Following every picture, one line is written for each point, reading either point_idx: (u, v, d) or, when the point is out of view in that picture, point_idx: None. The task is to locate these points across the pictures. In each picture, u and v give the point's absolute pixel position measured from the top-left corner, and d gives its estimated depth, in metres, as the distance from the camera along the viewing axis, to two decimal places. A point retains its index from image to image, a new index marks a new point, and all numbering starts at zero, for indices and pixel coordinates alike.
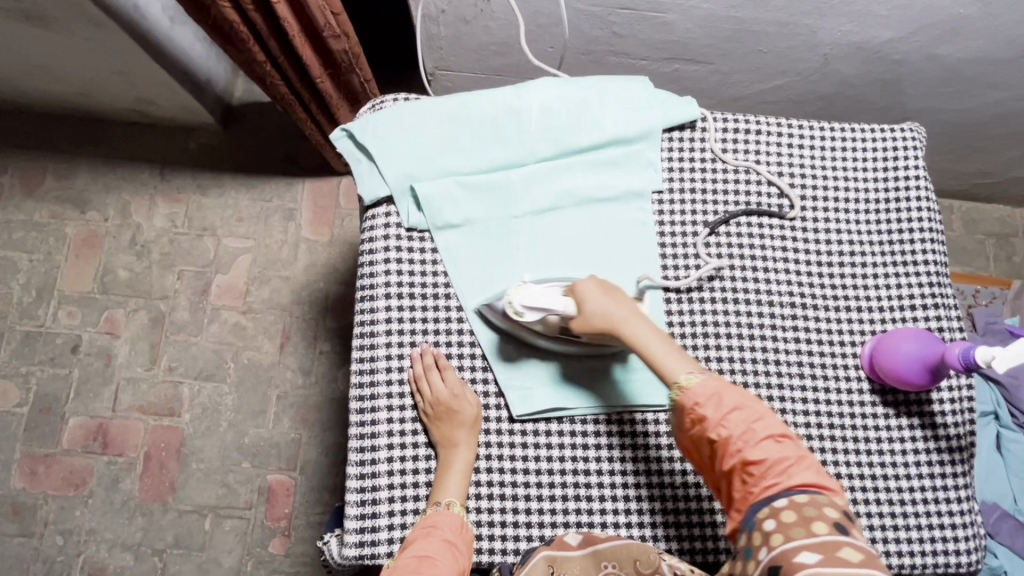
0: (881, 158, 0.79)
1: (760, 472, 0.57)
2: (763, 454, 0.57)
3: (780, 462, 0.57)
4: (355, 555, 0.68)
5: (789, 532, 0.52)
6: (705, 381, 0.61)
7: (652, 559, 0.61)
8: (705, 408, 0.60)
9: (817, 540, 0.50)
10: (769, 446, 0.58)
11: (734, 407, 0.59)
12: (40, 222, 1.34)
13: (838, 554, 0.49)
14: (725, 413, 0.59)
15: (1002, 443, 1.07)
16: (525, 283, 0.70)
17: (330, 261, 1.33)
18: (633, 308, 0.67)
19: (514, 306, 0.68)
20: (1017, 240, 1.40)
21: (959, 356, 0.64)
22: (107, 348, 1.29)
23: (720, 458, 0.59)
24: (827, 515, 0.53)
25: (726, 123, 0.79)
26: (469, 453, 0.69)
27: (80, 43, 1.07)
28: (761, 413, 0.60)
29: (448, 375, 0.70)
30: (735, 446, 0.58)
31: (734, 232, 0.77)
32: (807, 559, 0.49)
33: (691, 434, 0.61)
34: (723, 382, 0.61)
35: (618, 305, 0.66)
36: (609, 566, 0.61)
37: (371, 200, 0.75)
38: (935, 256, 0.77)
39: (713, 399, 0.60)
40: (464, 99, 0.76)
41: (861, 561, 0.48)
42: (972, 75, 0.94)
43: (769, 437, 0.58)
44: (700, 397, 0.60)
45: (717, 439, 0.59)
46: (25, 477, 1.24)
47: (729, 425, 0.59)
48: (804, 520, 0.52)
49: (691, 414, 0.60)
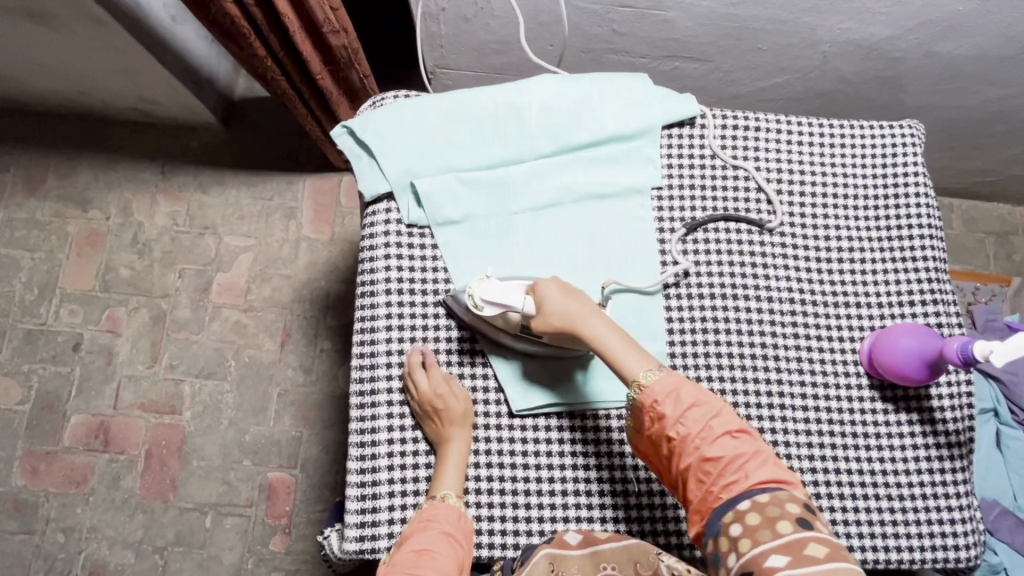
0: (880, 156, 0.80)
1: (718, 470, 0.58)
2: (722, 452, 0.58)
3: (737, 458, 0.58)
4: (355, 549, 0.69)
5: (756, 535, 0.52)
6: (663, 378, 0.62)
7: (652, 560, 0.60)
8: (665, 405, 0.60)
9: (783, 540, 0.51)
10: (727, 443, 0.59)
11: (691, 404, 0.60)
12: (42, 221, 1.34)
13: (805, 551, 0.50)
14: (683, 410, 0.60)
15: (1002, 440, 1.08)
16: (490, 278, 0.70)
17: (330, 259, 1.33)
18: (592, 306, 0.67)
19: (475, 300, 0.69)
20: (1017, 238, 1.40)
21: (957, 350, 0.64)
22: (109, 345, 1.29)
23: (678, 457, 0.60)
24: (788, 511, 0.53)
25: (726, 120, 0.80)
26: (463, 448, 0.69)
27: (81, 41, 1.08)
28: (717, 409, 0.60)
29: (433, 372, 0.70)
30: (693, 444, 0.59)
31: (733, 229, 0.77)
32: (777, 562, 0.50)
33: (650, 433, 0.62)
34: (680, 378, 0.62)
35: (576, 304, 0.66)
36: (609, 567, 0.60)
37: (372, 196, 0.75)
38: (934, 253, 0.77)
39: (671, 395, 0.61)
40: (463, 95, 0.77)
41: (827, 555, 0.50)
42: (972, 73, 0.94)
43: (727, 433, 0.59)
44: (659, 395, 0.61)
45: (675, 436, 0.60)
46: (26, 475, 1.24)
47: (686, 423, 0.59)
48: (768, 521, 0.53)
49: (651, 412, 0.61)
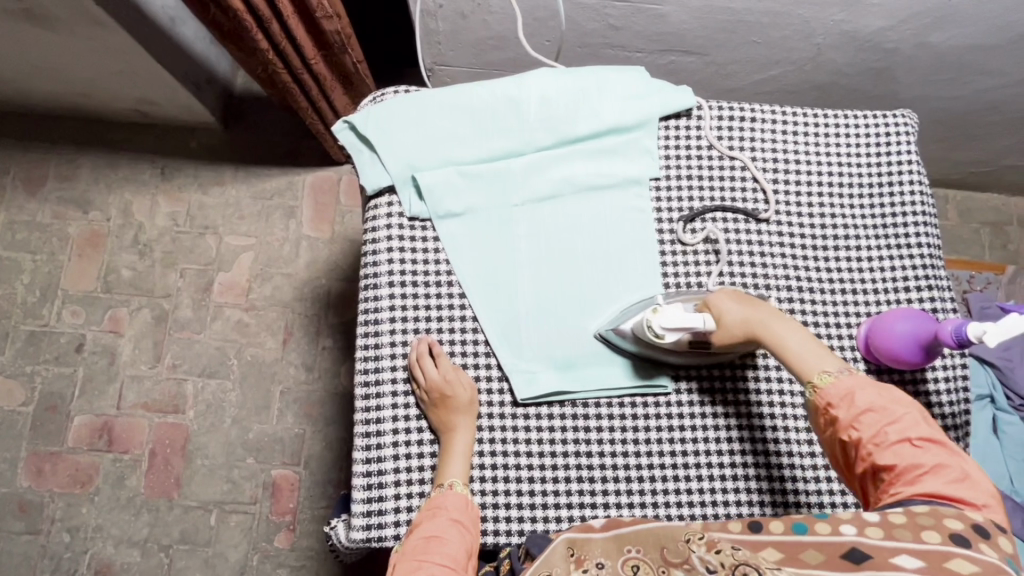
0: (876, 144, 0.81)
1: (891, 477, 0.57)
2: (895, 460, 0.57)
3: (912, 468, 0.56)
4: (362, 538, 0.69)
5: (893, 531, 0.51)
6: (841, 380, 0.61)
7: (681, 548, 0.55)
8: (839, 409, 0.60)
9: (924, 547, 0.49)
10: (903, 451, 0.57)
11: (866, 408, 0.59)
12: (43, 222, 1.35)
13: (945, 563, 0.48)
14: (857, 414, 0.59)
15: (998, 426, 1.09)
16: (660, 305, 0.69)
17: (331, 257, 1.34)
18: (770, 314, 0.67)
19: (655, 331, 0.68)
20: (1012, 228, 1.41)
21: (952, 333, 0.65)
22: (111, 346, 1.30)
23: (853, 460, 0.60)
24: (947, 526, 0.51)
25: (722, 112, 0.81)
26: (468, 436, 0.70)
27: (81, 42, 1.08)
28: (900, 416, 0.58)
29: (441, 362, 0.71)
30: (865, 449, 0.58)
31: (732, 219, 0.78)
32: (905, 562, 0.48)
33: (825, 434, 0.62)
34: (861, 381, 0.60)
35: (754, 312, 0.67)
36: (634, 550, 0.57)
37: (374, 190, 0.76)
38: (929, 240, 0.78)
39: (845, 400, 0.60)
40: (463, 89, 0.77)
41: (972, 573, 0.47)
42: (964, 63, 0.95)
43: (905, 441, 0.57)
44: (833, 398, 0.61)
45: (848, 440, 0.59)
46: (31, 475, 1.25)
47: (860, 427, 0.59)
48: (914, 526, 0.51)
49: (824, 415, 0.61)
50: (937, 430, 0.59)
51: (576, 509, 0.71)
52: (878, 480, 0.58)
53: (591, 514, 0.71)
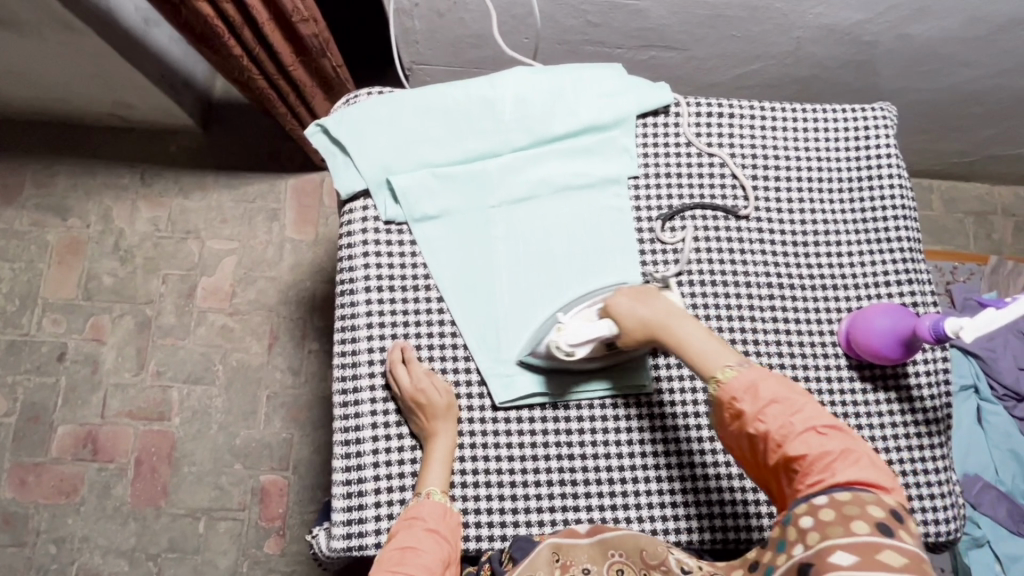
0: (854, 138, 0.80)
1: (804, 468, 0.56)
2: (805, 450, 0.55)
3: (822, 457, 0.55)
4: (343, 547, 0.69)
5: (827, 530, 0.51)
6: (742, 373, 0.59)
7: (659, 551, 0.59)
8: (743, 403, 0.58)
9: (856, 541, 0.49)
10: (811, 440, 0.56)
11: (771, 400, 0.57)
12: (21, 230, 1.33)
13: (878, 557, 0.48)
14: (762, 406, 0.57)
15: (982, 416, 1.10)
16: (563, 321, 0.69)
17: (315, 260, 1.33)
18: (667, 307, 0.65)
19: (564, 349, 0.67)
20: (996, 217, 1.42)
21: (930, 328, 0.65)
22: (94, 354, 1.28)
23: (763, 453, 0.58)
24: (871, 515, 0.51)
25: (699, 109, 0.80)
26: (450, 440, 0.69)
27: (53, 47, 1.06)
28: (801, 404, 0.57)
29: (413, 367, 0.70)
30: (774, 441, 0.57)
31: (711, 216, 0.77)
32: (841, 560, 0.48)
33: (730, 429, 0.60)
34: (761, 372, 0.59)
35: (654, 311, 0.65)
36: (617, 554, 0.60)
37: (348, 193, 0.75)
38: (909, 234, 0.78)
39: (749, 392, 0.58)
40: (437, 90, 0.76)
41: (903, 565, 0.47)
42: (944, 55, 0.95)
43: (811, 429, 0.56)
44: (737, 391, 0.58)
45: (756, 433, 0.58)
46: (15, 487, 1.23)
47: (766, 420, 0.57)
48: (843, 518, 0.51)
49: (728, 409, 0.59)
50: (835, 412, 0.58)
51: (558, 512, 0.71)
52: (789, 472, 0.57)
53: (574, 518, 0.70)
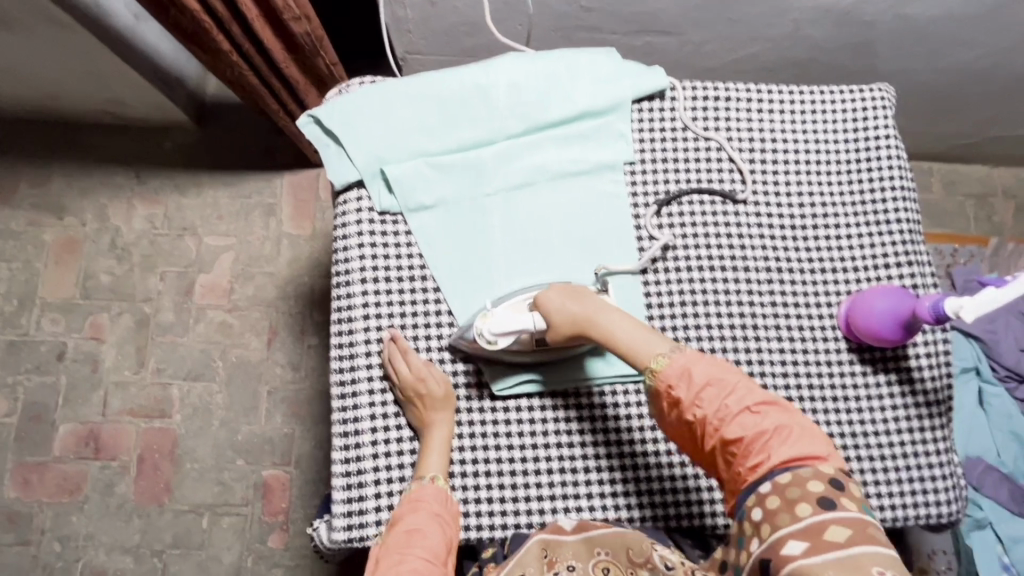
0: (852, 119, 0.80)
1: (741, 450, 0.56)
2: (742, 432, 0.56)
3: (757, 437, 0.55)
4: (344, 538, 0.69)
5: (775, 519, 0.51)
6: (675, 360, 0.60)
7: (644, 548, 0.59)
8: (679, 389, 0.59)
9: (803, 525, 0.49)
10: (746, 421, 0.56)
11: (704, 383, 0.58)
12: (17, 230, 1.32)
13: (825, 537, 0.48)
14: (697, 391, 0.58)
15: (984, 398, 1.10)
16: (491, 309, 0.69)
17: (312, 255, 1.32)
18: (597, 303, 0.66)
19: (487, 337, 0.67)
20: (997, 199, 1.41)
21: (931, 309, 0.65)
22: (94, 353, 1.28)
23: (701, 440, 0.59)
24: (811, 492, 0.51)
25: (695, 92, 0.79)
26: (447, 431, 0.69)
27: (42, 43, 1.05)
28: (734, 385, 0.58)
29: (410, 358, 0.70)
30: (712, 426, 0.57)
31: (708, 201, 0.77)
32: (793, 549, 0.48)
33: (669, 417, 0.60)
34: (693, 356, 0.60)
35: (581, 306, 0.66)
36: (603, 552, 0.60)
37: (342, 184, 0.74)
38: (908, 215, 0.77)
39: (684, 377, 0.59)
40: (430, 77, 0.76)
41: (847, 539, 0.47)
42: (945, 33, 0.94)
43: (745, 410, 0.57)
44: (672, 377, 0.59)
45: (694, 419, 0.58)
46: (18, 486, 1.23)
47: (702, 404, 0.58)
48: (789, 503, 0.51)
49: (666, 397, 0.60)
50: (770, 391, 0.59)
51: (558, 501, 0.71)
52: (728, 456, 0.57)
53: (574, 506, 0.71)
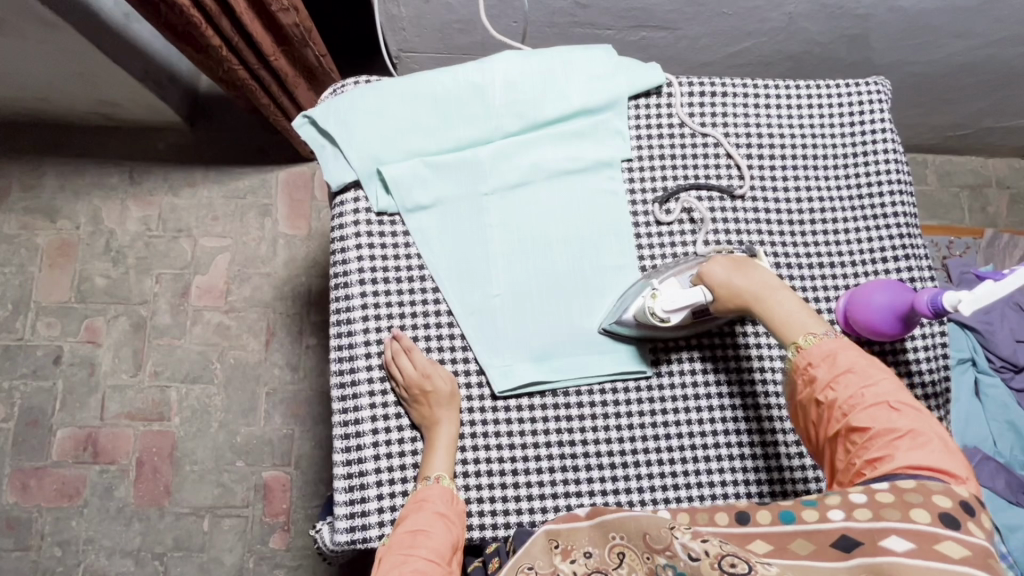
0: (849, 113, 0.79)
1: (864, 441, 0.57)
2: (870, 422, 0.56)
3: (886, 433, 0.56)
4: (347, 540, 0.69)
5: (881, 511, 0.50)
6: (823, 342, 0.61)
7: (664, 535, 0.54)
8: (818, 369, 0.60)
9: (912, 527, 0.48)
10: (878, 414, 0.57)
11: (847, 368, 0.59)
12: (10, 233, 1.31)
13: (936, 546, 0.46)
14: (836, 375, 0.59)
15: (980, 388, 1.12)
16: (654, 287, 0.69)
17: (309, 255, 1.32)
18: (764, 280, 0.67)
19: (659, 315, 0.68)
20: (991, 190, 1.42)
21: (928, 303, 0.65)
22: (90, 357, 1.27)
23: (825, 422, 0.60)
24: (935, 504, 0.49)
25: (692, 88, 0.79)
26: (453, 429, 0.69)
27: (30, 45, 1.03)
28: (877, 379, 0.58)
29: (415, 357, 0.69)
30: (841, 410, 0.58)
31: (706, 196, 0.77)
32: (894, 545, 0.46)
33: (800, 396, 0.62)
34: (842, 343, 0.61)
35: (747, 281, 0.66)
36: (619, 537, 0.56)
37: (338, 185, 0.74)
38: (905, 209, 0.78)
39: (826, 359, 0.60)
40: (425, 76, 0.75)
41: (962, 557, 0.45)
42: (939, 25, 0.94)
43: (881, 404, 0.57)
44: (815, 358, 0.61)
45: (824, 400, 0.59)
46: (17, 492, 1.23)
47: (838, 388, 0.59)
48: (902, 504, 0.50)
49: (804, 374, 0.61)
50: (913, 397, 0.58)
51: (561, 498, 0.71)
52: (850, 444, 0.58)
53: (577, 504, 0.71)
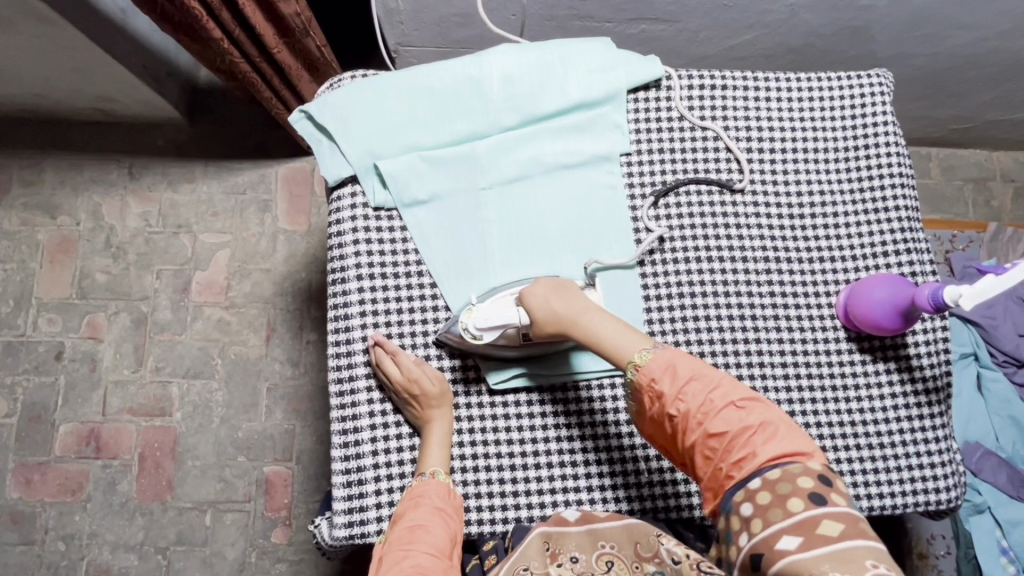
0: (849, 106, 0.79)
1: (725, 445, 0.56)
2: (725, 426, 0.56)
3: (742, 431, 0.56)
4: (345, 535, 0.69)
5: (767, 514, 0.50)
6: (658, 355, 0.61)
7: (652, 542, 0.58)
8: (662, 383, 0.59)
9: (795, 521, 0.49)
10: (729, 415, 0.57)
11: (688, 378, 0.58)
12: (11, 230, 1.31)
13: (817, 531, 0.48)
14: (680, 386, 0.59)
15: (983, 384, 1.11)
16: (475, 304, 0.70)
17: (308, 250, 1.32)
18: (580, 302, 0.66)
19: (472, 331, 0.68)
20: (996, 183, 1.40)
21: (929, 297, 0.64)
22: (92, 352, 1.28)
23: (684, 435, 0.58)
24: (803, 488, 0.51)
25: (691, 81, 0.78)
26: (446, 424, 0.69)
27: (28, 41, 1.03)
28: (717, 381, 0.59)
29: (401, 359, 0.69)
30: (695, 420, 0.57)
31: (705, 191, 0.76)
32: (787, 545, 0.47)
33: (652, 414, 0.60)
34: (675, 352, 0.61)
35: (565, 304, 0.66)
36: (608, 545, 0.60)
37: (336, 180, 0.74)
38: (907, 202, 0.77)
39: (667, 371, 0.59)
40: (421, 71, 0.74)
41: (841, 533, 0.47)
42: (943, 16, 0.92)
43: (729, 405, 0.57)
44: (656, 372, 0.60)
45: (677, 414, 0.58)
46: (21, 487, 1.24)
47: (686, 399, 0.58)
48: (780, 499, 0.51)
49: (649, 392, 0.60)
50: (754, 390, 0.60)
51: (557, 494, 0.71)
52: (711, 452, 0.57)
53: (573, 500, 0.71)
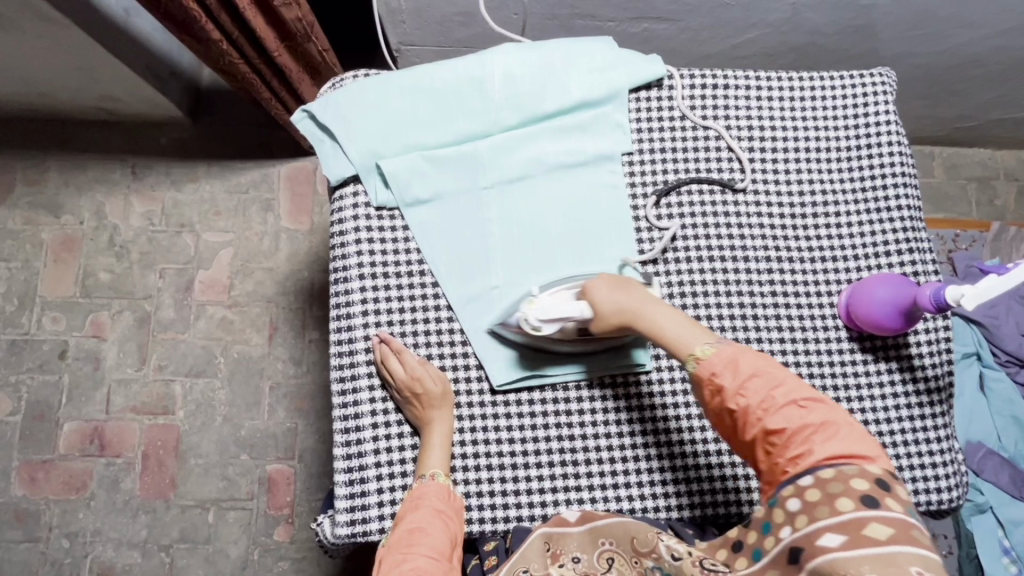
0: (852, 104, 0.79)
1: (783, 441, 0.55)
2: (784, 423, 0.55)
3: (802, 430, 0.54)
4: (347, 533, 0.69)
5: (814, 511, 0.50)
6: (720, 349, 0.59)
7: (648, 538, 0.58)
8: (723, 377, 0.58)
9: (841, 519, 0.48)
10: (790, 413, 0.55)
11: (751, 373, 0.57)
12: (15, 229, 1.32)
13: (864, 532, 0.46)
14: (742, 381, 0.57)
15: (985, 383, 1.11)
16: (537, 296, 0.69)
17: (311, 250, 1.32)
18: (645, 297, 0.66)
19: (531, 323, 0.67)
20: (999, 182, 1.40)
21: (931, 297, 0.64)
22: (95, 350, 1.28)
23: (742, 429, 0.58)
24: (855, 489, 0.49)
25: (693, 80, 0.78)
26: (447, 425, 0.69)
27: (32, 41, 1.03)
28: (781, 378, 0.57)
29: (405, 358, 0.69)
30: (755, 415, 0.56)
31: (707, 190, 0.76)
32: (830, 542, 0.47)
33: (711, 407, 0.60)
34: (738, 348, 0.59)
35: (629, 299, 0.65)
36: (607, 542, 0.61)
37: (338, 180, 0.74)
38: (909, 201, 0.77)
39: (729, 366, 0.58)
40: (423, 70, 0.74)
41: (889, 537, 0.46)
42: (945, 15, 0.92)
43: (791, 403, 0.56)
44: (717, 366, 0.59)
45: (736, 408, 0.57)
46: (25, 484, 1.24)
47: (746, 394, 0.57)
48: (829, 497, 0.50)
49: (709, 385, 0.59)
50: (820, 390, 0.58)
51: (558, 493, 0.71)
52: (769, 447, 0.56)
53: (574, 499, 0.71)
